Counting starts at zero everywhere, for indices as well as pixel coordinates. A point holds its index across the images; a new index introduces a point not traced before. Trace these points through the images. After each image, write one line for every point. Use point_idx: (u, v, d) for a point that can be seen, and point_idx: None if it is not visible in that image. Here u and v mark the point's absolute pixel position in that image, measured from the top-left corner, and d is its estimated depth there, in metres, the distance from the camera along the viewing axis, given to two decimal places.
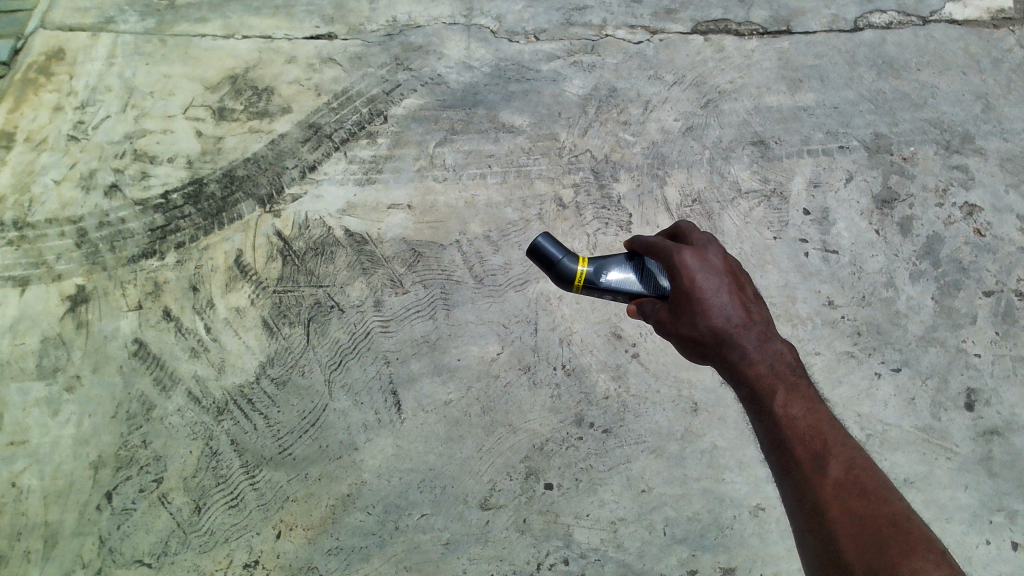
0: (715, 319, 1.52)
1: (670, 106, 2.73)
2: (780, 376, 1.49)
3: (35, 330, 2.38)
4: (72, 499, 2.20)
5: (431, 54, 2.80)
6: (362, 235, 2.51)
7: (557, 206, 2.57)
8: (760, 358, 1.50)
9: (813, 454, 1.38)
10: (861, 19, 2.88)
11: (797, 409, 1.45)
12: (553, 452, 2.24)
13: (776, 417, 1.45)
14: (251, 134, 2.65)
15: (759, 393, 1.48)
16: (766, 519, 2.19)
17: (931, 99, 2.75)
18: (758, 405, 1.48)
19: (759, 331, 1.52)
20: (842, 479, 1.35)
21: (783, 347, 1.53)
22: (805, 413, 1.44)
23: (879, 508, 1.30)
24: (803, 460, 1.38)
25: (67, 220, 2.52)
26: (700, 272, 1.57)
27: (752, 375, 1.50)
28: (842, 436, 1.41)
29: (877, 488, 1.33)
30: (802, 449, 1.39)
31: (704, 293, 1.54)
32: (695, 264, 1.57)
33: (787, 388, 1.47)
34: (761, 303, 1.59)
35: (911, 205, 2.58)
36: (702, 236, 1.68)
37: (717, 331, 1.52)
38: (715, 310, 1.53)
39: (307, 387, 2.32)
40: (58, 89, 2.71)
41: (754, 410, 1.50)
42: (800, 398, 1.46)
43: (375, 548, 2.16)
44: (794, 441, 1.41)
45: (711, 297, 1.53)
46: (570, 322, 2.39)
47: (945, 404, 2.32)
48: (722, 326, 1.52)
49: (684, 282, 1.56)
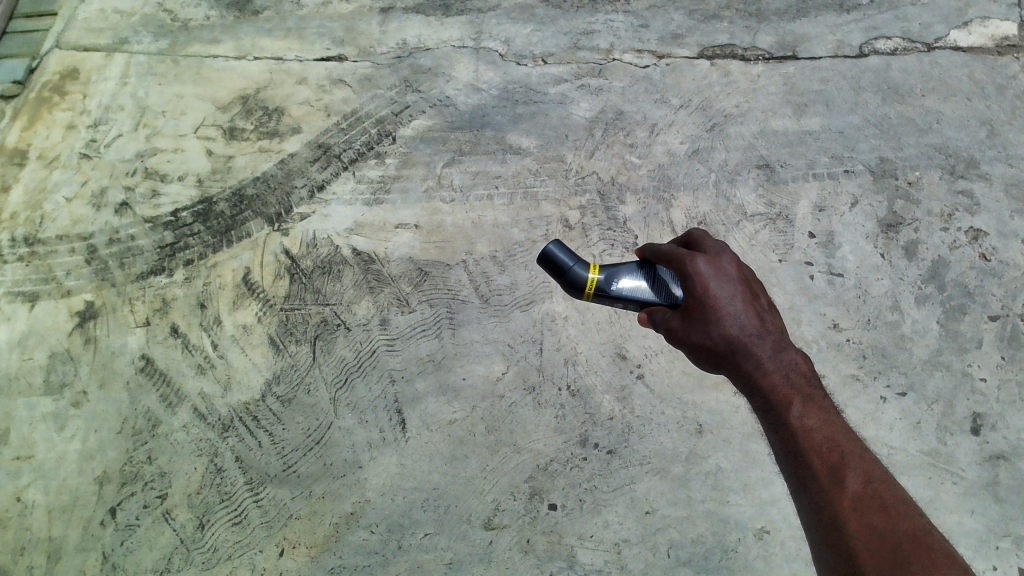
0: (729, 328, 1.54)
1: (676, 129, 2.75)
2: (795, 386, 1.49)
3: (44, 345, 2.39)
4: (76, 514, 2.21)
5: (440, 76, 2.83)
6: (369, 254, 2.53)
7: (563, 227, 2.59)
8: (774, 367, 1.51)
9: (830, 466, 1.37)
10: (866, 45, 2.90)
11: (813, 420, 1.44)
12: (557, 473, 2.24)
13: (792, 428, 1.44)
14: (261, 153, 2.68)
15: (775, 403, 1.48)
16: (770, 542, 2.17)
17: (936, 125, 2.77)
18: (774, 416, 1.48)
19: (773, 339, 1.54)
20: (860, 492, 1.33)
21: (797, 357, 1.54)
22: (821, 424, 1.43)
23: (898, 522, 1.29)
24: (820, 472, 1.37)
25: (77, 237, 2.54)
26: (714, 280, 1.59)
27: (766, 384, 1.51)
28: (860, 448, 1.40)
29: (896, 502, 1.32)
30: (819, 461, 1.39)
31: (717, 301, 1.56)
32: (709, 271, 1.60)
33: (803, 399, 1.47)
34: (774, 312, 1.61)
35: (916, 230, 2.59)
36: (715, 245, 1.70)
37: (731, 340, 1.53)
38: (728, 319, 1.55)
39: (312, 405, 2.32)
40: (72, 108, 2.75)
41: (769, 420, 1.49)
42: (815, 408, 1.46)
43: (378, 567, 2.15)
44: (811, 453, 1.40)
45: (724, 305, 1.56)
46: (576, 342, 2.40)
47: (951, 428, 2.31)
48: (735, 334, 1.54)
49: (697, 290, 1.59)
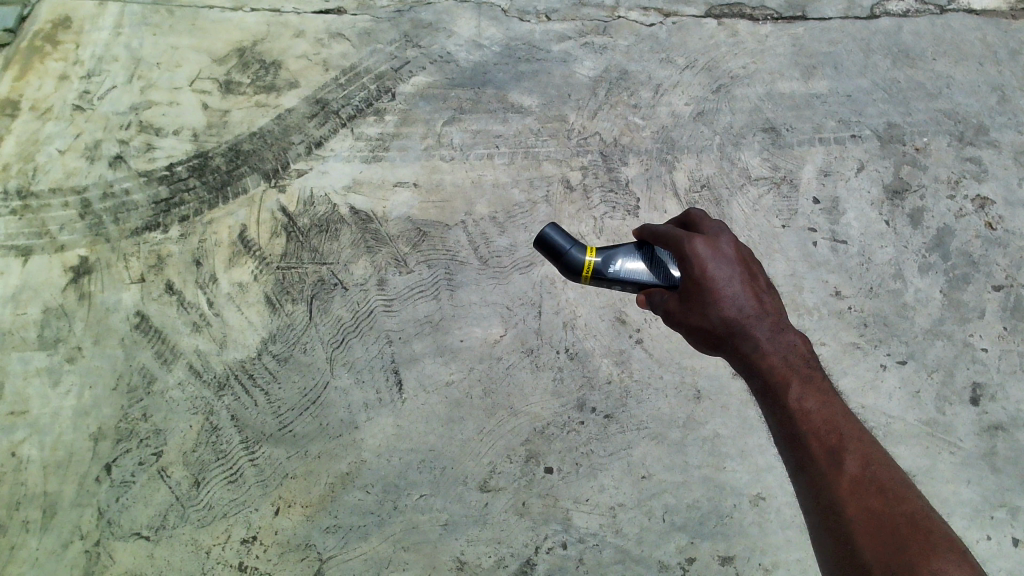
0: (728, 309, 1.53)
1: (682, 90, 2.70)
2: (794, 367, 1.48)
3: (38, 300, 2.36)
4: (71, 470, 2.20)
5: (441, 32, 2.77)
6: (367, 213, 2.50)
7: (564, 189, 2.55)
8: (773, 348, 1.51)
9: (829, 449, 1.37)
10: (878, 6, 2.84)
11: (812, 401, 1.43)
12: (554, 436, 2.23)
13: (790, 410, 1.43)
14: (257, 108, 2.63)
15: (774, 386, 1.47)
16: (766, 508, 2.18)
17: (947, 89, 2.72)
18: (772, 398, 1.47)
19: (771, 320, 1.53)
20: (859, 475, 1.33)
21: (796, 339, 1.53)
22: (820, 406, 1.42)
23: (895, 505, 1.29)
24: (819, 454, 1.37)
25: (71, 190, 2.50)
26: (713, 261, 1.57)
27: (764, 366, 1.50)
28: (857, 430, 1.40)
29: (894, 485, 1.32)
30: (818, 445, 1.38)
31: (716, 283, 1.54)
32: (707, 253, 1.57)
33: (801, 381, 1.46)
34: (772, 294, 1.60)
35: (922, 197, 2.56)
36: (714, 225, 1.68)
37: (730, 322, 1.52)
38: (727, 300, 1.53)
39: (308, 364, 2.31)
40: (65, 58, 2.68)
41: (767, 402, 1.48)
42: (814, 390, 1.45)
43: (373, 528, 2.16)
44: (809, 436, 1.39)
45: (723, 286, 1.54)
46: (575, 305, 2.38)
47: (950, 398, 2.30)
48: (734, 316, 1.52)
49: (696, 271, 1.56)
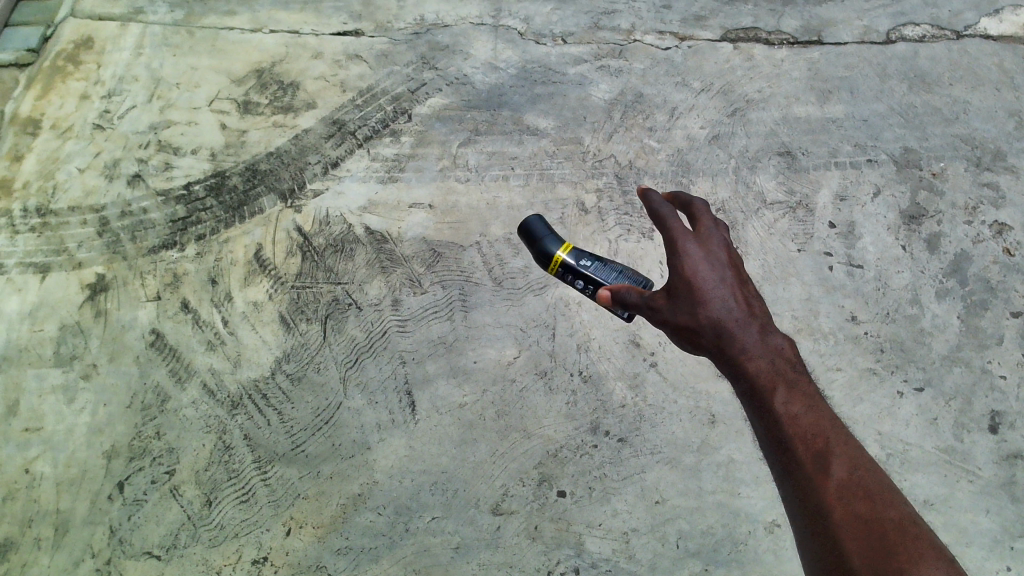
0: (714, 311, 1.46)
1: (697, 114, 2.71)
2: (779, 369, 1.40)
3: (54, 317, 2.37)
4: (84, 487, 2.19)
5: (458, 54, 2.80)
6: (382, 233, 2.51)
7: (579, 210, 2.55)
8: (760, 352, 1.42)
9: (815, 453, 1.29)
10: (894, 31, 2.86)
11: (798, 406, 1.35)
12: (567, 459, 2.22)
13: (775, 414, 1.35)
14: (275, 128, 2.65)
15: (759, 388, 1.39)
16: (781, 535, 2.15)
17: (964, 114, 2.72)
18: (756, 400, 1.38)
19: (759, 324, 1.45)
20: (846, 481, 1.26)
21: (784, 341, 1.44)
22: (807, 410, 1.35)
23: (884, 511, 1.23)
24: (805, 458, 1.29)
25: (89, 208, 2.52)
26: (701, 261, 1.51)
27: (749, 367, 1.42)
28: (845, 436, 1.33)
29: (881, 492, 1.26)
30: (804, 448, 1.30)
31: (703, 285, 1.48)
32: (699, 254, 1.52)
33: (787, 385, 1.38)
34: (762, 298, 1.52)
35: (939, 222, 2.54)
36: (709, 223, 1.59)
37: (717, 324, 1.45)
38: (716, 304, 1.47)
39: (322, 384, 2.31)
40: (86, 78, 2.72)
41: (750, 405, 1.40)
42: (800, 394, 1.37)
43: (384, 550, 2.13)
44: (795, 440, 1.31)
45: (711, 290, 1.48)
46: (589, 328, 2.38)
47: (968, 426, 2.28)
48: (721, 319, 1.46)
49: (684, 272, 1.50)
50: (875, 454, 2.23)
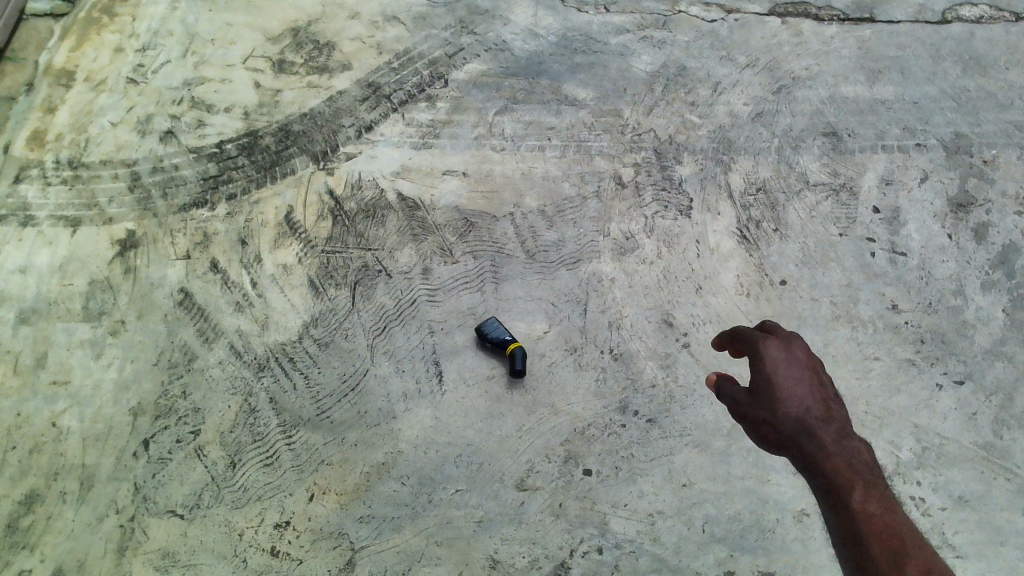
0: (790, 408, 1.21)
1: (741, 89, 2.64)
2: (863, 473, 1.15)
3: (84, 272, 2.34)
4: (110, 443, 2.15)
5: (497, 19, 2.74)
6: (414, 200, 2.47)
7: (616, 184, 2.50)
8: (840, 452, 1.17)
9: (891, 552, 1.05)
10: (951, 11, 2.78)
11: (876, 505, 1.11)
12: (594, 438, 2.19)
13: (850, 514, 1.10)
14: (309, 89, 2.61)
15: (838, 491, 1.13)
16: (810, 525, 2.12)
17: (1018, 101, 2.64)
18: (833, 508, 1.13)
19: (843, 424, 1.20)
20: None
21: (863, 444, 1.20)
22: (886, 511, 1.10)
23: None
24: (878, 560, 1.04)
25: (121, 163, 2.49)
26: (785, 359, 1.26)
27: (827, 470, 1.16)
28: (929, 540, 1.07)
29: None
30: (875, 547, 1.06)
31: (778, 380, 1.23)
32: (780, 352, 1.26)
33: (867, 484, 1.13)
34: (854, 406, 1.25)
35: (988, 211, 2.47)
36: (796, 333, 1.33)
37: (794, 422, 1.20)
38: (792, 400, 1.21)
39: (349, 350, 2.28)
40: (121, 31, 2.69)
41: (830, 515, 1.13)
42: (880, 496, 1.12)
43: (407, 520, 2.10)
44: (869, 539, 1.07)
45: (789, 383, 1.23)
46: (621, 305, 2.34)
47: (1008, 423, 2.22)
48: (800, 417, 1.20)
49: (762, 370, 1.25)
50: (910, 447, 2.18)
